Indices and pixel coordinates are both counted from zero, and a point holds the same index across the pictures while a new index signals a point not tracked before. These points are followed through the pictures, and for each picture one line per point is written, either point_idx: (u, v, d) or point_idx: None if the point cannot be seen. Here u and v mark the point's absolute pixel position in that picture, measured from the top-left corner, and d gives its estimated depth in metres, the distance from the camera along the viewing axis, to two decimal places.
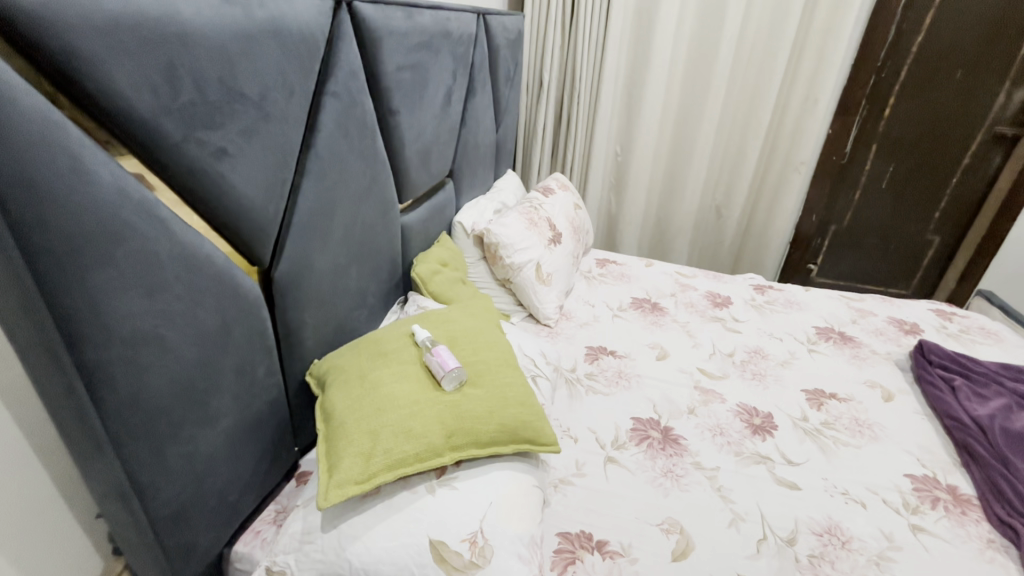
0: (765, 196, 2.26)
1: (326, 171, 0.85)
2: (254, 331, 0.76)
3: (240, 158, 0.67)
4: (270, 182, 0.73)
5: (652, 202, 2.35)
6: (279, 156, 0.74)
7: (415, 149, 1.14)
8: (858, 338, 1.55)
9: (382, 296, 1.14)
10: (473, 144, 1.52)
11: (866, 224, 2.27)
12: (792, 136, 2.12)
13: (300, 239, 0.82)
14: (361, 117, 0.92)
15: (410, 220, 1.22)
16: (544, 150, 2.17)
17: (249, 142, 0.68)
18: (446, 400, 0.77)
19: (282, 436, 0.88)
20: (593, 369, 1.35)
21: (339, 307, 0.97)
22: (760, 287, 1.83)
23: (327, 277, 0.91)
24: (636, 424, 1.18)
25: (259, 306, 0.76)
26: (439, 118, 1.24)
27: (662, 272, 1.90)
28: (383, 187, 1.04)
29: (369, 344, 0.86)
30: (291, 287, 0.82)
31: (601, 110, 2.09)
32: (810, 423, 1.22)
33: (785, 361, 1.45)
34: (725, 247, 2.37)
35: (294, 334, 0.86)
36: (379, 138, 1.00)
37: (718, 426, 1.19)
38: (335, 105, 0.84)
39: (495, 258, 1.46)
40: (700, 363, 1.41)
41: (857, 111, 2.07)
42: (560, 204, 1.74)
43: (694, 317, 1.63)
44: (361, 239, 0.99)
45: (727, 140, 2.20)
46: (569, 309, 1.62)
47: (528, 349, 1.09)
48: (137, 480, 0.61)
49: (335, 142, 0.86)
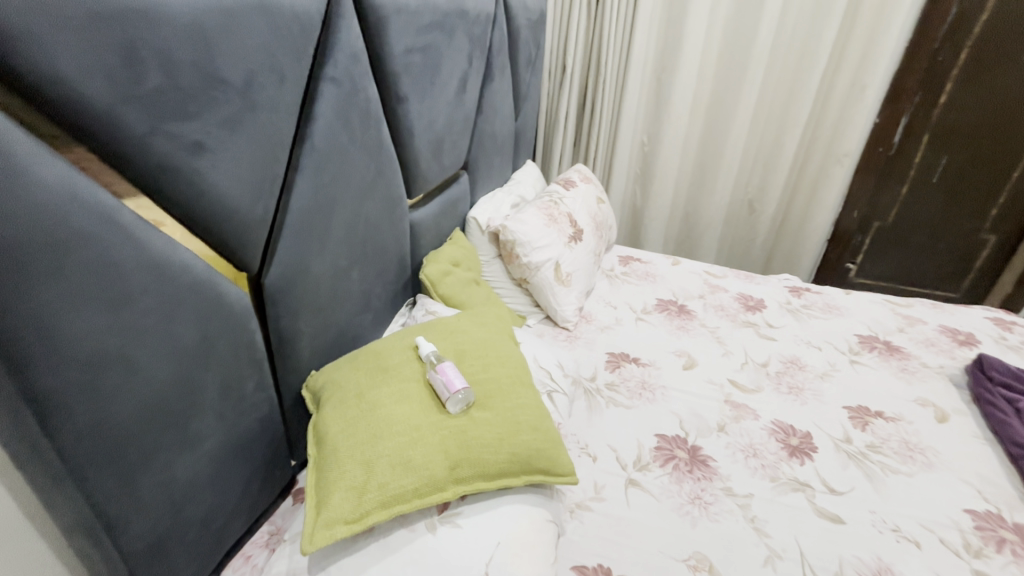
0: (803, 190, 2.11)
1: (325, 165, 0.76)
2: (241, 344, 0.68)
3: (223, 152, 0.59)
4: (258, 179, 0.65)
5: (679, 195, 2.22)
6: (270, 149, 0.66)
7: (426, 140, 1.05)
8: (907, 349, 1.42)
9: (389, 299, 1.07)
10: (490, 133, 1.42)
11: (912, 221, 2.11)
12: (836, 126, 1.96)
13: (295, 242, 0.74)
14: (365, 105, 0.83)
15: (420, 216, 1.13)
16: (565, 140, 2.06)
17: (234, 135, 0.59)
18: (452, 425, 0.69)
19: (275, 452, 0.82)
20: (614, 378, 1.26)
21: (340, 312, 0.89)
22: (796, 289, 1.70)
23: (325, 282, 0.83)
24: (661, 442, 1.08)
25: (247, 316, 0.68)
26: (453, 105, 1.15)
27: (689, 271, 1.78)
28: (390, 181, 0.96)
29: (369, 358, 0.78)
30: (285, 294, 0.75)
31: (628, 96, 1.96)
32: (854, 445, 1.11)
33: (825, 373, 1.33)
34: (757, 244, 2.23)
35: (288, 344, 0.79)
36: (385, 128, 0.92)
37: (751, 447, 1.09)
38: (334, 92, 0.75)
39: (511, 256, 1.37)
40: (730, 374, 1.31)
41: (910, 98, 1.90)
42: (582, 198, 1.63)
43: (724, 322, 1.52)
44: (364, 239, 0.91)
45: (763, 130, 2.05)
46: (590, 311, 1.53)
47: (544, 360, 1.00)
48: (106, 515, 0.54)
49: (334, 133, 0.77)
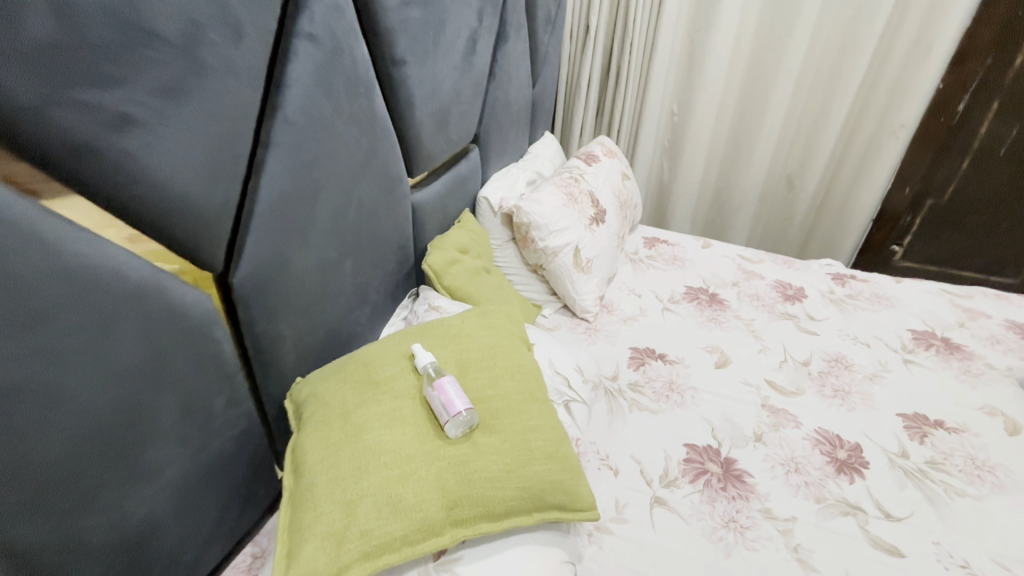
0: (849, 165, 1.92)
1: (303, 142, 0.64)
2: (207, 354, 0.59)
3: (163, 128, 0.47)
4: (213, 161, 0.53)
5: (710, 170, 2.04)
6: (228, 123, 0.54)
7: (430, 111, 0.92)
8: (969, 347, 1.28)
9: (389, 292, 0.96)
10: (504, 102, 1.27)
11: (972, 200, 1.91)
12: (892, 92, 1.76)
13: (268, 235, 0.63)
14: (352, 69, 0.70)
15: (423, 197, 1.01)
16: (587, 109, 1.89)
17: (177, 107, 0.48)
18: (451, 454, 0.59)
19: (258, 470, 0.73)
20: (638, 378, 1.14)
21: (331, 311, 0.79)
22: (840, 277, 1.54)
23: (311, 278, 0.72)
24: (690, 454, 0.97)
25: (212, 321, 0.58)
26: (462, 70, 1.00)
27: (721, 255, 1.63)
28: (386, 159, 0.83)
29: (358, 368, 0.68)
30: (259, 294, 0.64)
31: (657, 60, 1.79)
32: (912, 461, 0.98)
33: (874, 375, 1.19)
34: (794, 224, 2.05)
35: (267, 349, 0.69)
36: (378, 95, 0.78)
37: (792, 460, 0.97)
38: (311, 53, 0.62)
39: (526, 240, 1.24)
40: (767, 374, 1.18)
41: (980, 59, 1.69)
42: (605, 174, 1.48)
43: (760, 314, 1.38)
44: (357, 227, 0.80)
45: (807, 97, 1.85)
46: (611, 299, 1.40)
47: (562, 364, 0.89)
48: (39, 567, 0.46)
49: (314, 103, 0.65)
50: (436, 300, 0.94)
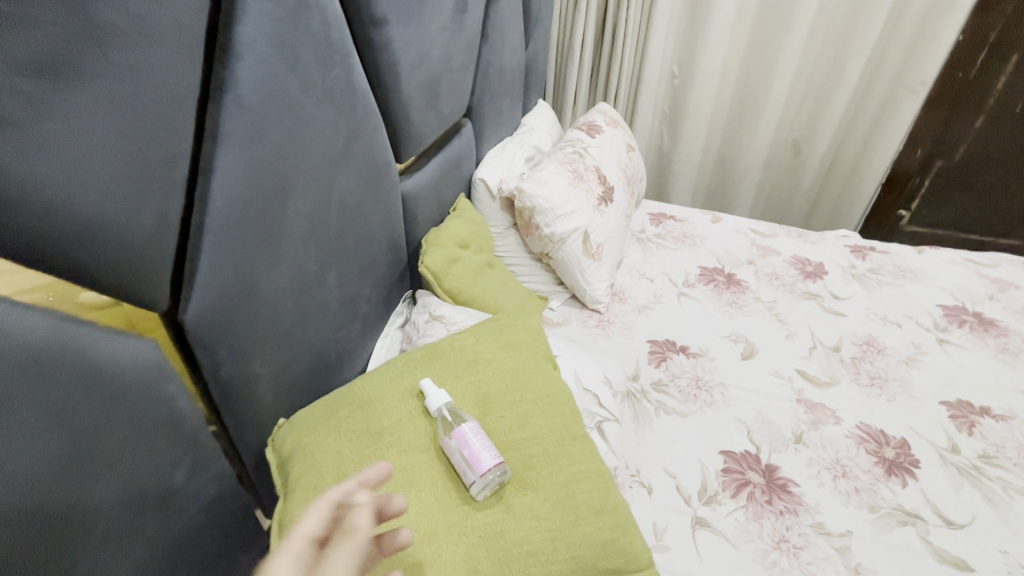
0: (860, 126, 1.80)
1: (264, 130, 0.49)
2: (156, 418, 0.45)
3: (47, 125, 0.33)
4: (134, 167, 0.38)
5: (713, 136, 1.91)
6: (152, 112, 0.39)
7: (419, 82, 0.76)
8: (1003, 322, 1.20)
9: (381, 300, 0.82)
10: (498, 67, 1.11)
11: (984, 160, 1.82)
12: (910, 46, 1.64)
13: (225, 254, 0.48)
14: (322, 30, 0.55)
15: (414, 184, 0.86)
16: (582, 72, 1.72)
17: (67, 94, 0.33)
18: (480, 526, 0.51)
19: (239, 533, 0.60)
20: (661, 376, 1.03)
21: (315, 334, 0.65)
22: (859, 249, 1.45)
23: (286, 300, 0.58)
24: (728, 463, 0.87)
25: (158, 375, 0.45)
26: (452, 31, 0.84)
27: (733, 230, 1.52)
28: (370, 143, 0.68)
29: (352, 414, 0.58)
30: (223, 328, 0.50)
31: (657, 16, 1.62)
32: (964, 457, 0.91)
33: (910, 358, 1.11)
34: (801, 192, 1.94)
35: (239, 393, 0.55)
36: (356, 63, 0.63)
37: (838, 463, 0.89)
38: (265, 9, 0.46)
39: (529, 227, 1.11)
40: (798, 363, 1.08)
41: (1005, 7, 1.56)
42: (610, 146, 1.33)
43: (782, 295, 1.28)
44: (340, 231, 0.65)
45: (818, 54, 1.71)
46: (621, 286, 1.28)
47: (589, 377, 0.77)
48: None
49: (275, 77, 0.49)
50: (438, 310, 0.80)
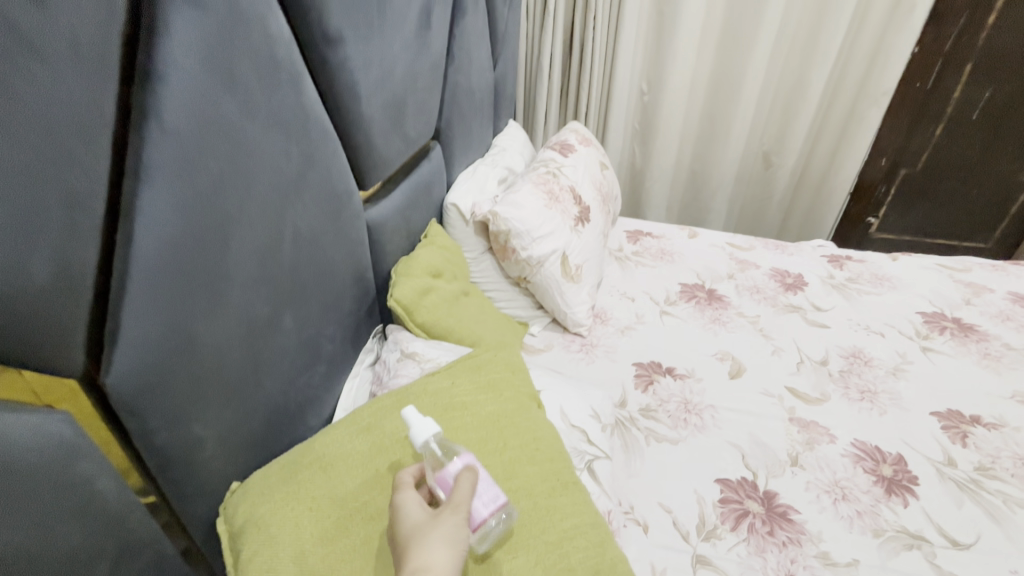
0: (827, 136, 1.83)
1: (199, 160, 0.43)
2: (67, 504, 0.39)
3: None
4: (24, 212, 0.32)
5: (685, 152, 1.92)
6: (49, 148, 0.33)
7: (381, 104, 0.71)
8: (982, 327, 1.20)
9: (348, 338, 0.76)
10: (466, 87, 1.08)
11: (946, 167, 1.86)
12: (870, 58, 1.67)
13: (155, 304, 0.42)
14: (265, 49, 0.49)
15: (380, 212, 0.81)
16: (552, 91, 1.71)
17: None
18: None
19: None
20: (649, 401, 0.99)
21: (272, 383, 0.59)
22: (836, 259, 1.45)
23: (234, 348, 0.52)
24: (726, 492, 0.83)
25: (70, 457, 0.38)
26: (416, 50, 0.80)
27: (710, 244, 1.51)
28: (327, 170, 0.63)
29: (316, 477, 0.54)
30: (154, 388, 0.43)
31: (624, 34, 1.63)
32: (961, 470, 0.88)
33: (897, 369, 1.09)
34: (774, 204, 1.96)
35: (181, 461, 0.48)
36: (310, 86, 0.57)
37: (837, 485, 0.85)
38: (195, 26, 0.41)
39: (505, 251, 1.06)
40: (787, 380, 1.05)
41: (954, 20, 1.62)
42: (584, 165, 1.30)
43: (764, 309, 1.26)
44: (296, 267, 0.59)
45: (782, 67, 1.74)
46: (603, 307, 1.24)
47: (576, 412, 0.72)
48: None
49: (210, 101, 0.43)
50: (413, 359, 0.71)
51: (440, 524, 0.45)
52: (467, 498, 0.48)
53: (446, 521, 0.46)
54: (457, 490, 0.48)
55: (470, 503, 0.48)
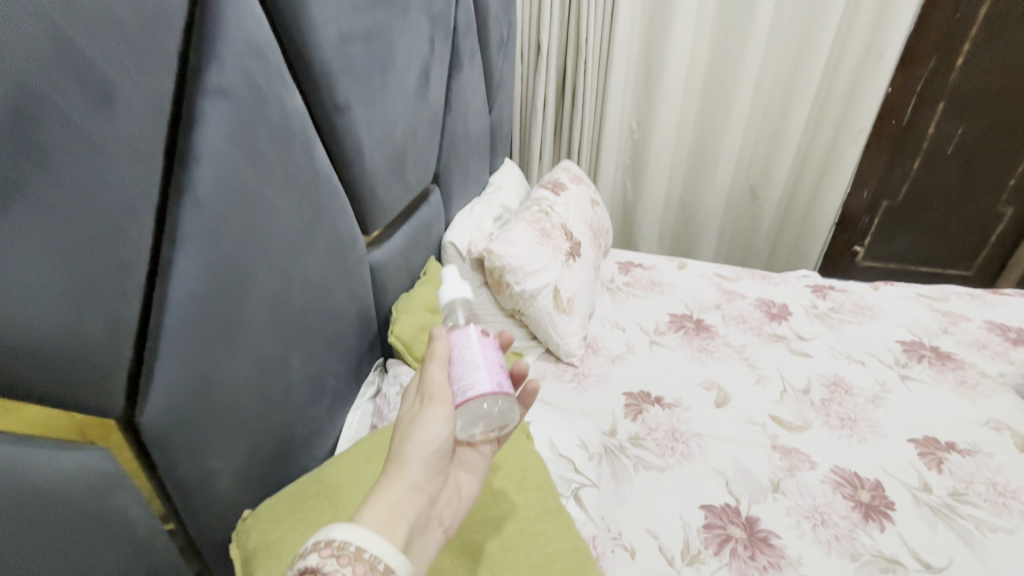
0: (810, 170, 1.91)
1: (223, 225, 0.50)
2: (105, 531, 0.44)
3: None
4: (84, 279, 0.38)
5: (674, 185, 2.00)
6: (105, 226, 0.39)
7: (383, 158, 0.78)
8: (959, 355, 1.25)
9: (351, 373, 0.81)
10: (463, 133, 1.15)
11: (925, 198, 1.94)
12: (847, 97, 1.76)
13: (183, 353, 0.48)
14: (282, 124, 0.56)
15: (381, 254, 0.87)
16: (546, 130, 1.80)
17: (9, 217, 0.33)
18: None
19: None
20: (638, 430, 1.03)
21: (281, 417, 0.64)
22: (819, 289, 1.50)
23: (248, 387, 0.57)
24: (710, 518, 0.87)
25: (110, 488, 0.43)
26: (416, 107, 0.87)
27: (698, 275, 1.57)
28: (334, 221, 0.69)
29: (322, 505, 0.59)
30: (178, 426, 0.49)
31: (614, 77, 1.72)
32: (936, 495, 0.92)
33: (876, 397, 1.14)
34: (761, 234, 2.03)
35: (200, 491, 0.53)
36: (319, 149, 0.64)
37: (816, 510, 0.89)
38: (225, 113, 0.48)
39: (500, 286, 1.12)
40: (770, 408, 1.10)
41: (925, 62, 1.71)
42: (575, 203, 1.37)
43: (750, 338, 1.31)
44: (305, 311, 0.65)
45: (765, 107, 1.83)
46: (595, 337, 1.30)
47: (564, 442, 0.77)
48: None
49: (235, 175, 0.50)
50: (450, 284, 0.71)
51: (415, 423, 0.53)
52: (436, 384, 0.54)
53: (419, 420, 0.53)
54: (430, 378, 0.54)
55: (441, 387, 0.54)
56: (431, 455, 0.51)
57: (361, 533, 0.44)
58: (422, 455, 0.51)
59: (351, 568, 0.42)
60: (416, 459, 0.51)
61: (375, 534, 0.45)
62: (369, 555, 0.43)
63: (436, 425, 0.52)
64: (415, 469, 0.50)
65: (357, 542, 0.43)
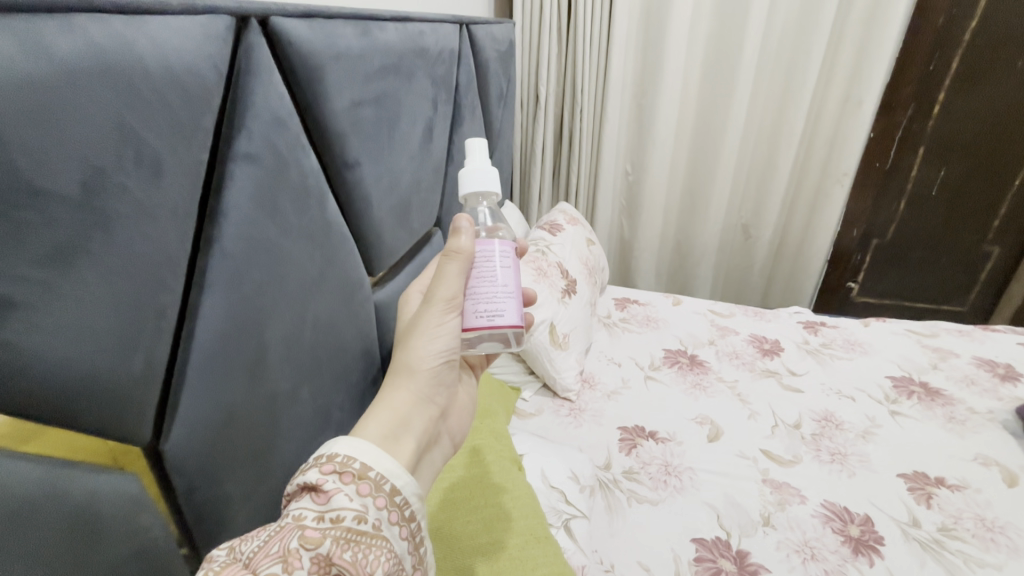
0: (799, 210, 1.98)
1: (245, 272, 0.56)
2: (128, 550, 0.48)
3: (51, 304, 0.38)
4: (128, 324, 0.44)
5: (670, 224, 2.08)
6: (147, 278, 0.45)
7: (388, 207, 0.85)
8: (947, 392, 1.28)
9: (355, 407, 0.85)
10: None
11: (914, 237, 2.00)
12: (830, 142, 1.85)
13: (205, 389, 0.53)
14: (300, 182, 0.63)
15: (385, 294, 0.93)
16: (544, 174, 1.89)
17: (69, 274, 0.39)
18: None
19: None
20: (632, 464, 1.06)
21: (287, 449, 0.68)
22: (811, 325, 1.55)
23: (260, 419, 0.62)
24: (700, 551, 0.89)
25: (135, 509, 0.48)
26: (420, 160, 0.95)
27: (692, 312, 1.62)
28: (343, 266, 0.75)
29: None
30: (198, 455, 0.53)
31: (608, 125, 1.82)
32: (925, 530, 0.94)
33: (866, 432, 1.16)
34: (755, 271, 2.09)
35: (212, 517, 0.57)
36: (331, 202, 0.71)
37: (807, 544, 0.91)
38: (250, 175, 0.55)
39: None
40: (762, 443, 1.12)
41: (904, 110, 1.80)
42: (571, 243, 1.44)
43: (743, 374, 1.34)
44: (314, 347, 0.71)
45: (753, 151, 1.93)
46: (591, 371, 1.34)
47: (556, 475, 0.80)
48: None
49: (256, 227, 0.56)
50: (480, 161, 0.69)
51: (424, 335, 0.62)
52: (453, 294, 0.61)
53: (428, 333, 0.62)
54: (447, 287, 0.61)
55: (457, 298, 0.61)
56: (437, 365, 0.63)
57: (362, 451, 0.53)
58: (429, 368, 0.63)
59: (354, 483, 0.50)
60: (423, 372, 0.62)
61: (380, 449, 0.55)
62: (373, 474, 0.52)
63: (442, 341, 0.63)
64: (423, 383, 0.63)
65: (358, 459, 0.52)
